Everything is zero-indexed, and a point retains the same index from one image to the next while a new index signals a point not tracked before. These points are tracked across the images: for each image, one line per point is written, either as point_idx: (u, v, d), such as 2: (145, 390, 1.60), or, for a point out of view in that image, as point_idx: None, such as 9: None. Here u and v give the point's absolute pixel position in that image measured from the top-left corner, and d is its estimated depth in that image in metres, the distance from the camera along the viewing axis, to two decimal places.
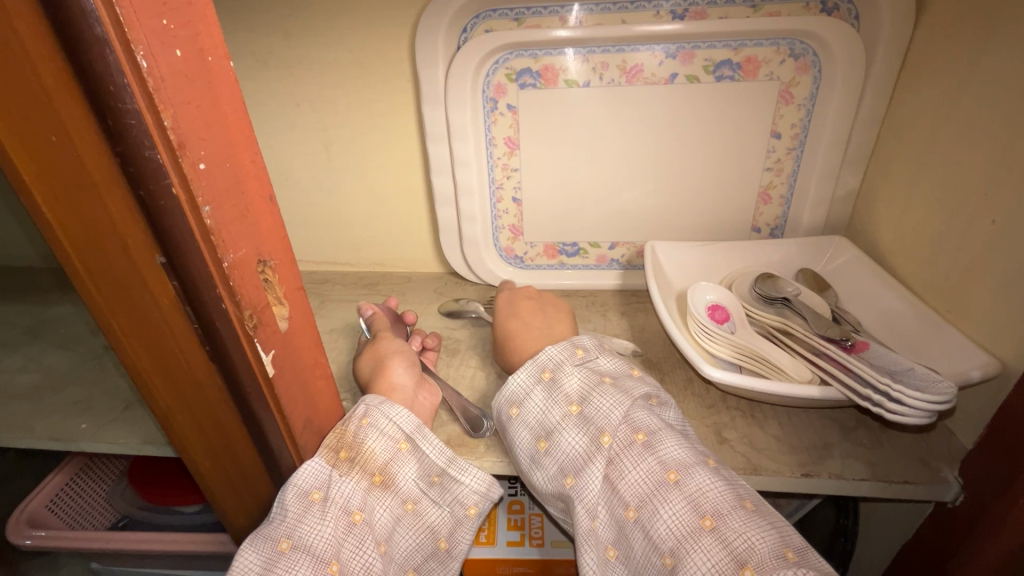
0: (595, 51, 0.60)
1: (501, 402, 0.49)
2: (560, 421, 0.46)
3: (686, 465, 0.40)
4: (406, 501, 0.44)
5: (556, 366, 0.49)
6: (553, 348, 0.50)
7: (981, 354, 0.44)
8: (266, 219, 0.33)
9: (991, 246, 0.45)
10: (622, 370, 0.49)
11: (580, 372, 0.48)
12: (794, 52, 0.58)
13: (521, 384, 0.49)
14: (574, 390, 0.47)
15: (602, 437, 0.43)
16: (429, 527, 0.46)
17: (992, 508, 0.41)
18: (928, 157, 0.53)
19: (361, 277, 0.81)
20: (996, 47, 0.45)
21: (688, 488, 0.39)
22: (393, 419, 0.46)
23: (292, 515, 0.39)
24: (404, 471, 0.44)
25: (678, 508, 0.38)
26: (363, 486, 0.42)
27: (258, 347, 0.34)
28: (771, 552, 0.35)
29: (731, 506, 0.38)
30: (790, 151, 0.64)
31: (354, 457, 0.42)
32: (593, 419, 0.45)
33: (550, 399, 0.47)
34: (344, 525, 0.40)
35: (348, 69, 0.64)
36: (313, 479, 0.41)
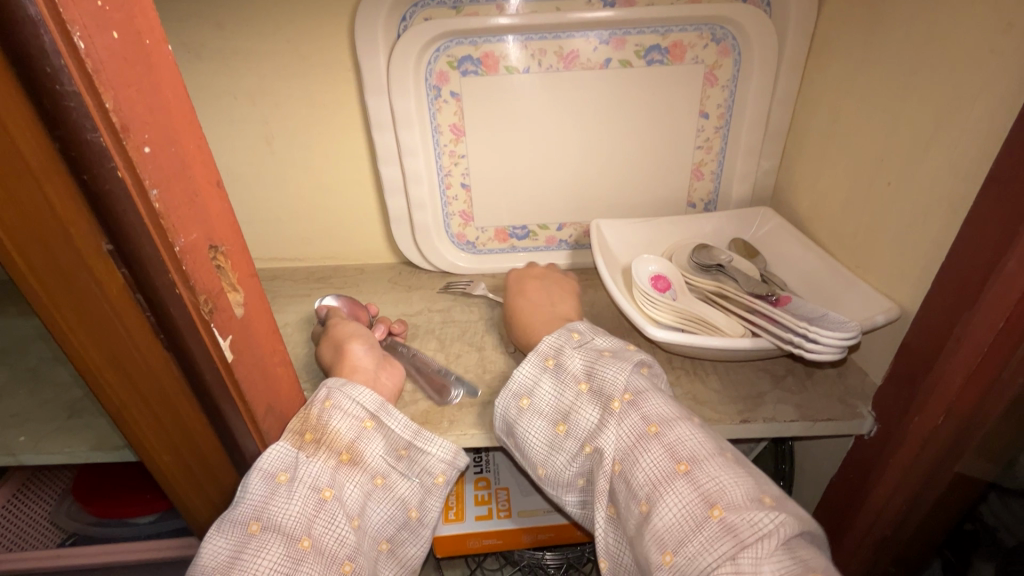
0: (533, 38, 0.62)
1: (508, 396, 0.49)
2: (573, 402, 0.46)
3: (667, 419, 0.42)
4: (376, 476, 0.45)
5: (557, 352, 0.49)
6: (552, 335, 0.50)
7: (884, 301, 0.50)
8: (214, 204, 0.34)
9: (885, 206, 0.51)
10: (619, 346, 0.49)
11: (580, 353, 0.48)
12: (716, 37, 0.63)
13: (527, 376, 0.49)
14: (579, 369, 0.47)
15: (611, 403, 0.44)
16: (400, 499, 0.47)
17: (898, 431, 0.48)
18: (835, 127, 0.58)
19: (312, 271, 0.80)
20: (885, 26, 0.50)
21: (667, 439, 0.41)
22: (356, 399, 0.46)
23: (258, 497, 0.40)
24: (371, 448, 0.45)
25: (657, 455, 0.40)
26: (331, 464, 0.43)
27: (217, 334, 0.34)
28: (741, 495, 0.37)
29: (707, 453, 0.39)
30: (717, 130, 0.69)
31: (319, 438, 0.43)
32: (597, 389, 0.45)
33: (560, 383, 0.48)
34: (314, 502, 0.41)
35: (288, 58, 0.64)
36: (280, 462, 0.41)
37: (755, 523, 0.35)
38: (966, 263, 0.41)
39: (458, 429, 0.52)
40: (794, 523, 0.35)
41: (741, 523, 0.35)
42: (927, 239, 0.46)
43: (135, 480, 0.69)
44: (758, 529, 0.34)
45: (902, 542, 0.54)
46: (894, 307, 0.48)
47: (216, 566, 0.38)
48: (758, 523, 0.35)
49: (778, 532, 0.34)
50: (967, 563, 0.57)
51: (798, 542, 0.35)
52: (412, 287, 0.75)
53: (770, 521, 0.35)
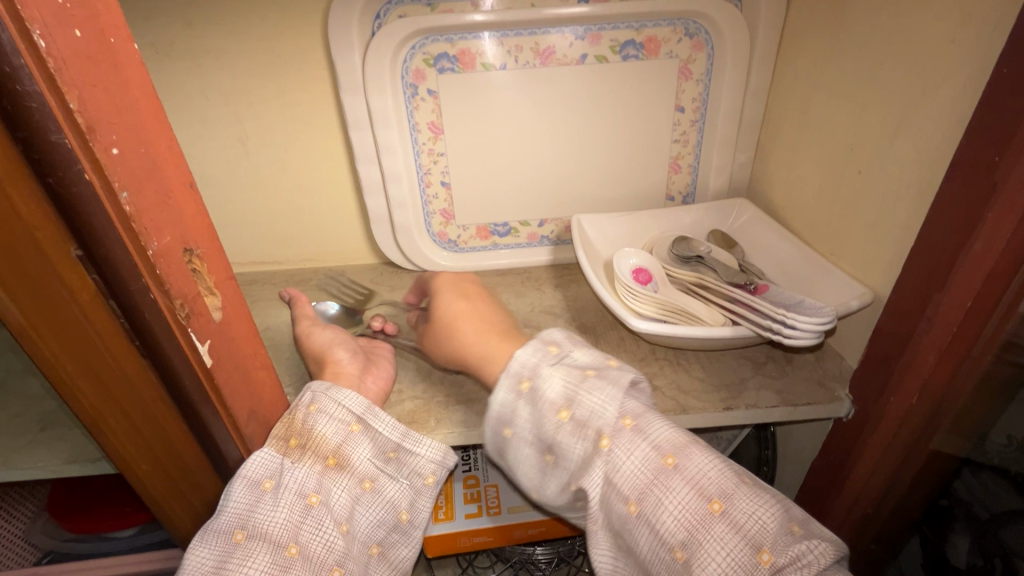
0: (508, 35, 0.63)
1: (492, 424, 0.47)
2: (556, 433, 0.43)
3: (680, 446, 0.40)
4: (364, 479, 0.45)
5: (533, 373, 0.46)
6: (524, 354, 0.47)
7: (858, 286, 0.51)
8: (188, 205, 0.33)
9: (857, 195, 0.52)
10: (599, 359, 0.46)
11: (559, 373, 0.45)
12: (689, 31, 0.64)
13: (504, 403, 0.46)
14: (559, 394, 0.44)
15: (601, 438, 0.41)
16: (390, 501, 0.46)
17: (874, 411, 0.49)
18: (807, 118, 0.59)
19: (291, 274, 0.79)
20: (851, 19, 0.51)
21: (688, 472, 0.39)
22: (342, 402, 0.46)
23: (242, 506, 0.40)
24: (358, 451, 0.45)
25: (686, 496, 0.38)
26: (316, 469, 0.42)
27: (195, 339, 0.33)
28: (779, 529, 0.36)
29: (734, 485, 0.38)
30: (693, 123, 0.69)
31: (304, 443, 0.43)
32: (587, 419, 0.42)
33: (538, 410, 0.44)
34: (300, 509, 0.40)
35: (261, 58, 0.63)
36: (262, 470, 0.41)
37: (799, 559, 0.34)
38: (933, 247, 0.42)
39: (444, 428, 0.52)
40: (832, 551, 0.35)
41: (791, 564, 0.34)
42: (897, 225, 0.47)
43: (113, 494, 0.67)
44: (808, 569, 0.34)
45: (880, 519, 0.56)
46: (868, 292, 0.49)
47: None
48: (801, 557, 0.34)
49: (823, 563, 0.34)
50: (942, 537, 0.59)
51: (838, 569, 0.35)
52: (395, 287, 0.74)
53: (811, 552, 0.34)
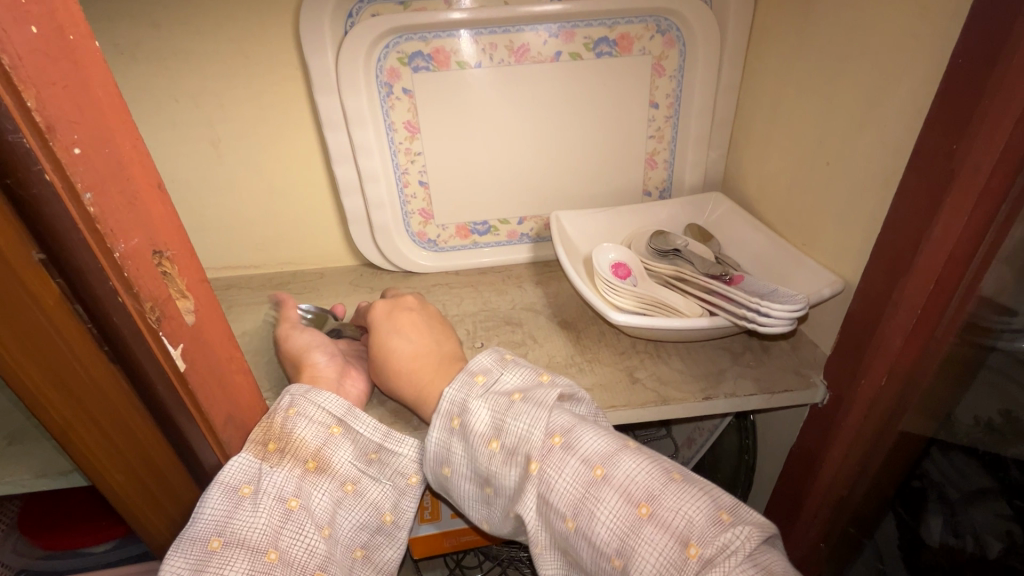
0: (482, 33, 0.63)
1: (430, 465, 0.47)
2: (489, 465, 0.43)
3: (608, 455, 0.41)
4: (345, 482, 0.45)
5: (460, 408, 0.45)
6: (451, 390, 0.46)
7: (830, 274, 0.52)
8: (156, 207, 0.32)
9: (826, 185, 0.53)
10: (526, 379, 0.47)
11: (486, 401, 0.45)
12: (661, 28, 0.65)
13: (438, 443, 0.46)
14: (487, 425, 0.44)
15: (530, 464, 0.42)
16: (372, 503, 0.46)
17: (848, 396, 0.50)
18: (777, 112, 0.61)
19: (268, 278, 0.78)
20: (816, 15, 0.53)
21: (617, 480, 0.40)
22: (322, 405, 0.46)
23: (220, 513, 0.39)
24: (338, 454, 0.45)
25: (616, 503, 0.39)
26: (297, 473, 0.42)
27: (167, 342, 0.33)
28: (705, 521, 0.37)
29: (660, 484, 0.39)
30: (668, 119, 0.70)
31: (283, 447, 0.43)
32: (516, 447, 0.42)
33: (469, 444, 0.44)
34: (280, 514, 0.40)
35: (231, 58, 0.62)
36: (241, 475, 0.40)
37: (726, 548, 0.35)
38: (899, 234, 0.43)
39: (426, 428, 0.52)
40: (758, 531, 0.36)
41: (717, 553, 0.35)
42: (864, 214, 0.48)
43: (87, 509, 0.65)
44: (735, 554, 0.35)
45: (857, 501, 0.57)
46: (839, 280, 0.50)
47: None
48: (728, 545, 0.36)
49: (750, 547, 0.35)
50: (916, 517, 0.60)
51: (764, 549, 0.36)
52: (374, 289, 0.73)
53: (737, 539, 0.36)
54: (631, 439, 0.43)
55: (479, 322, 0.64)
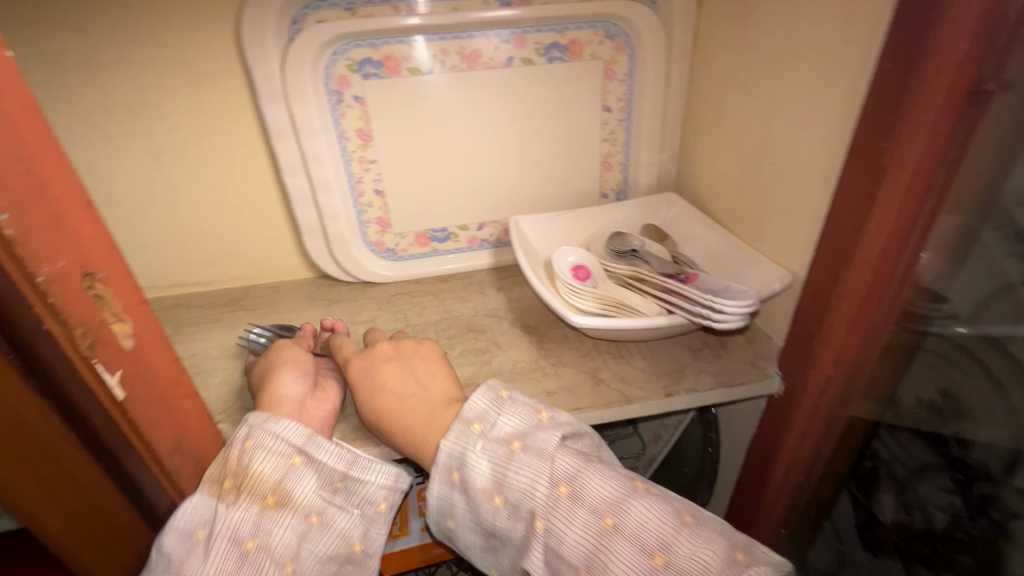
0: (433, 39, 0.62)
1: (433, 516, 0.46)
2: (494, 519, 0.43)
3: (617, 503, 0.41)
4: (310, 514, 0.43)
5: (459, 462, 0.44)
6: (447, 442, 0.45)
7: (778, 269, 0.54)
8: (84, 225, 0.30)
9: (772, 183, 0.55)
10: (521, 421, 0.45)
11: (485, 454, 0.44)
12: (609, 33, 0.66)
13: (440, 496, 0.45)
14: (488, 480, 0.43)
15: (536, 520, 0.41)
16: (340, 533, 0.44)
17: (800, 385, 0.52)
18: (723, 114, 0.63)
19: (219, 295, 0.74)
20: (754, 20, 0.55)
21: (628, 529, 0.40)
22: (281, 434, 0.44)
23: (172, 558, 0.38)
24: (301, 485, 0.43)
25: (630, 552, 0.39)
26: (255, 511, 0.41)
27: (102, 370, 0.31)
28: (720, 564, 0.38)
29: (672, 530, 0.40)
30: (620, 122, 0.72)
31: (239, 484, 0.41)
32: (519, 501, 0.42)
33: (472, 499, 0.44)
34: (236, 556, 0.39)
35: (168, 66, 0.59)
36: (194, 519, 0.39)
37: None
38: (838, 228, 0.45)
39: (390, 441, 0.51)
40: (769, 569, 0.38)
41: None
42: (807, 210, 0.51)
43: None
44: None
45: (812, 485, 0.60)
46: (787, 274, 0.52)
47: None
48: None
49: None
50: (869, 496, 0.64)
51: None
52: (333, 301, 0.71)
53: None
54: (637, 480, 0.44)
55: (441, 331, 0.64)
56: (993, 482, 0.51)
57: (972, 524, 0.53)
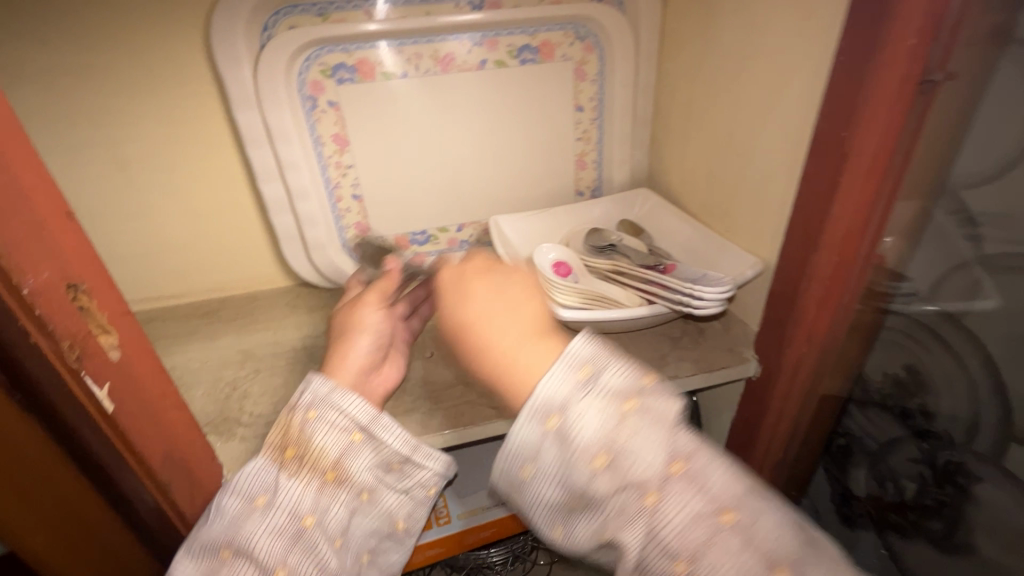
0: (406, 43, 0.63)
1: (506, 462, 0.39)
2: (587, 481, 0.35)
3: (740, 499, 0.34)
4: (362, 492, 0.42)
5: (562, 406, 0.37)
6: (551, 377, 0.37)
7: (751, 257, 0.57)
8: (68, 237, 0.30)
9: (740, 176, 0.58)
10: (640, 374, 0.37)
11: (596, 402, 0.36)
12: (579, 35, 0.68)
13: (523, 439, 0.37)
14: (592, 434, 0.36)
15: (642, 491, 0.34)
16: (387, 512, 0.44)
17: (777, 366, 0.55)
18: (692, 110, 0.65)
19: (194, 307, 0.73)
20: (717, 20, 0.57)
21: (749, 533, 0.33)
22: (345, 409, 0.43)
23: (234, 519, 0.39)
24: (358, 462, 0.42)
25: (749, 567, 0.32)
26: (314, 485, 0.40)
27: (90, 382, 0.30)
28: None
29: (801, 552, 0.33)
30: (593, 121, 0.73)
31: (301, 455, 0.41)
32: (627, 466, 0.35)
33: (566, 452, 0.36)
34: (292, 530, 0.39)
35: (135, 75, 0.58)
36: (257, 484, 0.40)
37: None
38: (805, 216, 0.48)
39: None
40: None
41: None
42: (775, 200, 0.53)
43: None
44: None
45: (790, 462, 0.63)
46: (759, 261, 0.55)
47: None
48: None
49: None
50: (844, 472, 0.67)
51: None
52: (313, 308, 0.71)
53: None
54: (763, 483, 0.36)
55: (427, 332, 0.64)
56: (956, 449, 0.55)
57: (939, 491, 0.57)
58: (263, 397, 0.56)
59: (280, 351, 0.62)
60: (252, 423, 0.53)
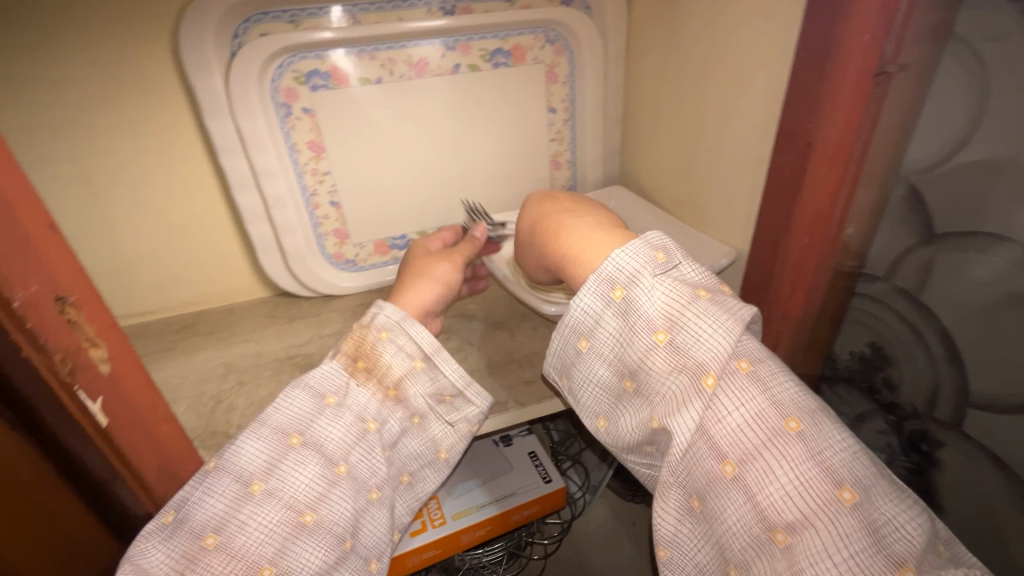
0: (379, 49, 0.63)
1: (568, 330, 0.45)
2: (645, 354, 0.40)
3: (808, 414, 0.36)
4: (414, 414, 0.47)
5: (630, 280, 0.41)
6: (627, 256, 0.41)
7: (723, 247, 0.60)
8: (55, 251, 0.29)
9: (709, 169, 0.61)
10: (712, 284, 0.42)
11: (664, 286, 0.40)
12: (549, 38, 0.69)
13: (588, 310, 0.43)
14: (659, 314, 0.40)
15: (704, 376, 0.37)
16: (431, 438, 0.48)
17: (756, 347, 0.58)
18: (661, 108, 0.68)
19: (169, 323, 0.71)
20: (681, 22, 0.60)
21: (812, 445, 0.35)
22: (413, 337, 0.47)
23: (304, 413, 0.42)
24: (415, 387, 0.47)
25: (809, 474, 0.34)
26: (377, 398, 0.44)
27: (82, 395, 0.30)
28: (919, 549, 0.32)
29: (869, 480, 0.34)
30: (566, 121, 0.75)
31: (370, 368, 0.45)
32: (689, 349, 0.38)
33: (627, 324, 0.41)
34: (358, 430, 0.43)
35: (100, 85, 0.56)
36: (330, 385, 0.44)
37: None
38: (773, 205, 0.51)
39: None
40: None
41: None
42: (743, 191, 0.56)
43: None
44: None
45: None
46: (731, 250, 0.58)
47: (254, 468, 0.40)
48: None
49: None
50: None
51: None
52: (295, 317, 0.70)
53: None
54: (828, 408, 0.38)
55: None
56: (920, 419, 0.58)
57: (906, 458, 0.61)
58: (250, 409, 0.55)
59: (263, 362, 0.61)
60: None
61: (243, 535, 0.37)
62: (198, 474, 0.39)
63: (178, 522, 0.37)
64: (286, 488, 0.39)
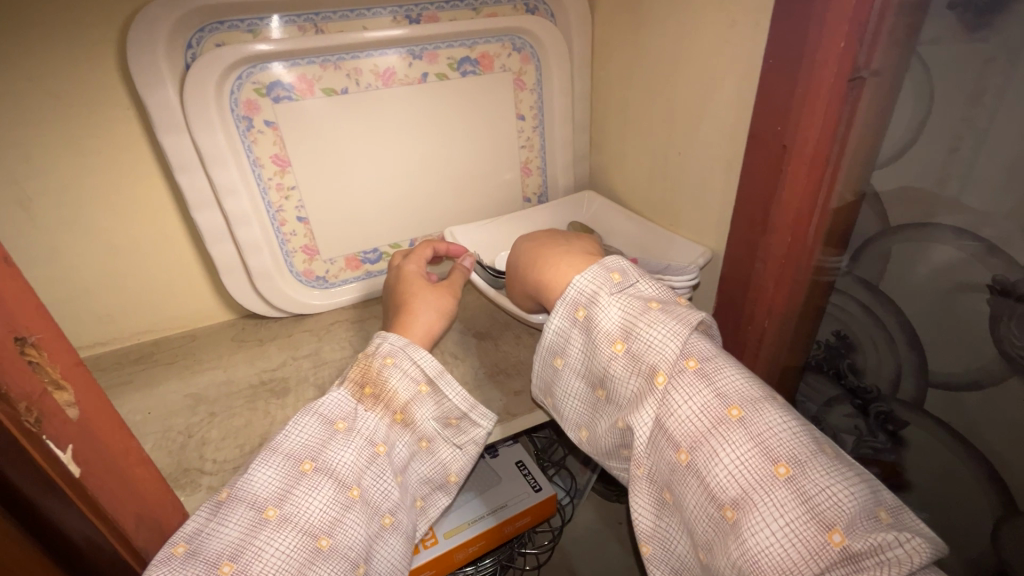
0: (343, 58, 0.61)
1: (545, 352, 0.47)
2: (608, 364, 0.42)
3: (751, 401, 0.38)
4: (422, 438, 0.46)
5: (590, 301, 0.44)
6: (584, 279, 0.45)
7: (698, 247, 0.61)
8: (14, 288, 0.26)
9: (680, 172, 0.62)
10: (667, 295, 0.44)
11: (619, 301, 0.43)
12: (515, 46, 0.70)
13: (558, 331, 0.46)
14: (614, 326, 0.42)
15: (655, 375, 0.40)
16: (440, 462, 0.47)
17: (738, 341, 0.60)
18: (628, 113, 0.69)
19: (124, 354, 0.66)
20: (645, 30, 0.61)
21: (755, 428, 0.36)
22: (415, 361, 0.46)
23: (316, 439, 0.41)
24: (422, 411, 0.45)
25: (750, 455, 0.35)
26: (385, 421, 0.43)
27: (51, 446, 0.27)
28: (861, 513, 0.33)
29: (809, 453, 0.35)
30: (535, 128, 0.75)
31: (377, 394, 0.44)
32: (642, 355, 0.41)
33: (590, 340, 0.44)
34: (368, 455, 0.41)
35: (38, 101, 0.52)
36: (337, 411, 0.42)
37: (879, 547, 0.31)
38: (752, 205, 0.53)
39: None
40: (924, 544, 0.32)
41: (867, 549, 0.31)
42: (715, 192, 0.58)
43: None
44: (887, 562, 0.31)
45: None
46: (706, 250, 0.60)
47: (266, 495, 0.38)
48: (882, 547, 0.31)
49: (914, 561, 0.31)
50: None
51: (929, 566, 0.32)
52: (265, 340, 0.67)
53: (897, 546, 0.31)
54: (775, 395, 0.39)
55: None
56: (884, 401, 0.62)
57: (873, 439, 0.64)
58: (226, 441, 0.52)
59: (235, 390, 0.58)
60: (218, 471, 0.49)
61: (260, 562, 0.36)
62: (210, 503, 0.39)
63: (190, 553, 0.35)
64: (301, 514, 0.38)
